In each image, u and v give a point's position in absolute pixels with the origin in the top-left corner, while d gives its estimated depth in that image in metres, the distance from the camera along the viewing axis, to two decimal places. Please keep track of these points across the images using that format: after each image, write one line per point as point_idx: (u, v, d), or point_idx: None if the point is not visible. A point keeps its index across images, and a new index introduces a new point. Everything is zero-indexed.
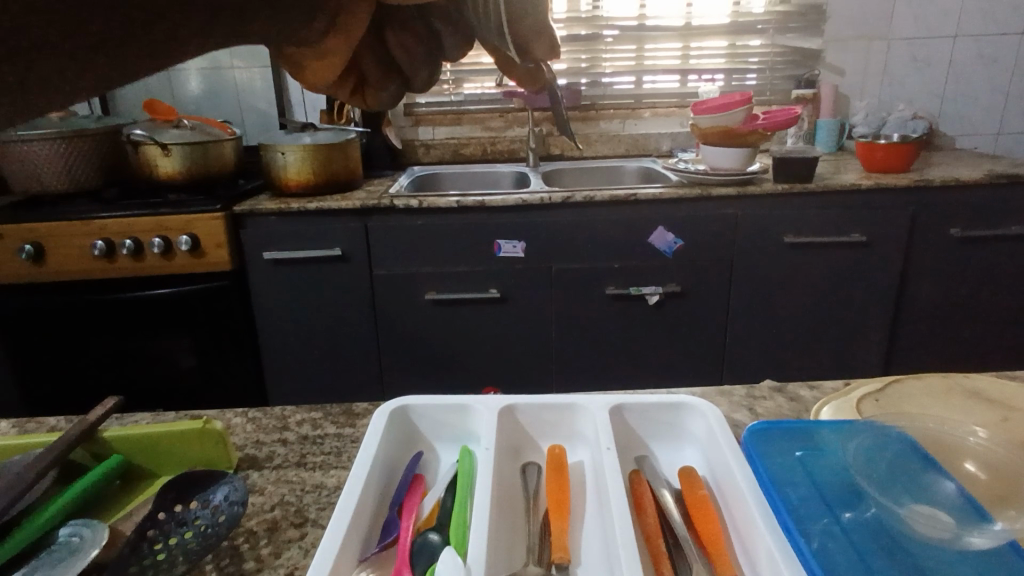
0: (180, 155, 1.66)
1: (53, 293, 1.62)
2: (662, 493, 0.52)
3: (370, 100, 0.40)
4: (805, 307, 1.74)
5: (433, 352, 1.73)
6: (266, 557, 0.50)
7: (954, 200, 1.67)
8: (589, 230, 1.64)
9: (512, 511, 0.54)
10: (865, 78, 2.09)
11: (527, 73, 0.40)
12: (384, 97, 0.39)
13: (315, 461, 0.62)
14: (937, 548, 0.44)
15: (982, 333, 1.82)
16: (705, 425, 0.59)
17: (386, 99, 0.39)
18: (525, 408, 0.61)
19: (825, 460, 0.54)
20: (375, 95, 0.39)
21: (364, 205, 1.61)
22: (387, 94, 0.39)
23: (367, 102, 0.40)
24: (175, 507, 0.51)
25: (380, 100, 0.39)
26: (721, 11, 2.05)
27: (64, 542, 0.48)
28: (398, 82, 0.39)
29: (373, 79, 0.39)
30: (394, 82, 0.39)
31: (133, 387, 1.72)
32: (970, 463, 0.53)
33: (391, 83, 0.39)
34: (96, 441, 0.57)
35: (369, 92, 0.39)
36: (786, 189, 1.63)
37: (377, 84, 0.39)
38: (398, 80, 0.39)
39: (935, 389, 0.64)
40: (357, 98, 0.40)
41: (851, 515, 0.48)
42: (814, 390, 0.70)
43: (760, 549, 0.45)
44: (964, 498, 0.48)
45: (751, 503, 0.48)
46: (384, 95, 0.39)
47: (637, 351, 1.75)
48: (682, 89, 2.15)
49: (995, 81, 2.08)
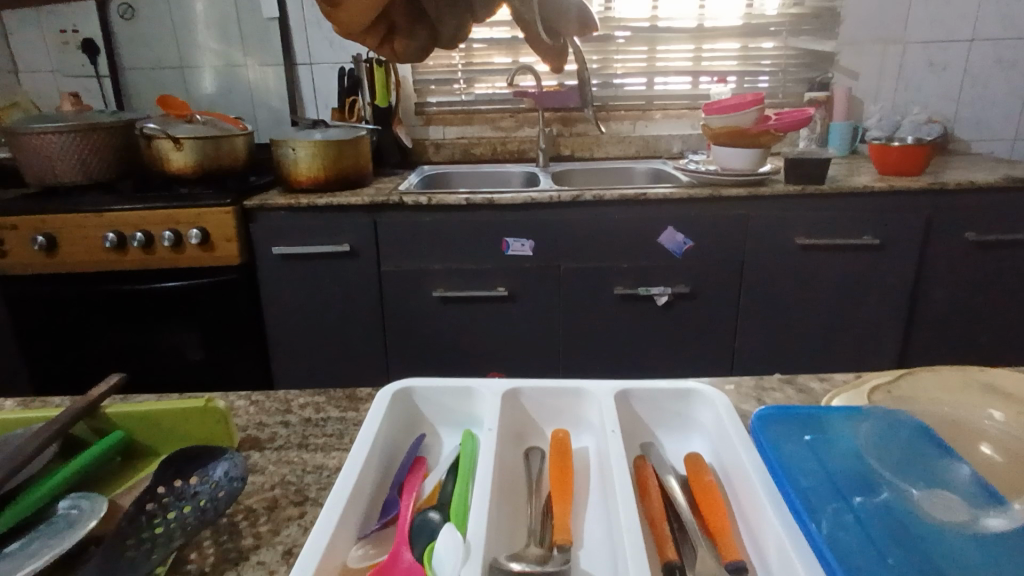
0: (192, 148, 1.67)
1: (65, 285, 1.63)
2: (669, 479, 0.51)
3: (399, 50, 0.42)
4: (816, 309, 1.72)
5: (441, 350, 1.73)
6: (265, 535, 0.49)
7: (970, 204, 1.65)
8: (598, 229, 1.63)
9: (515, 494, 0.53)
10: (879, 81, 2.07)
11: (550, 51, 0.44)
12: (411, 46, 0.42)
13: (317, 442, 0.61)
14: (951, 530, 0.43)
15: (997, 339, 1.79)
16: (713, 413, 0.58)
17: (415, 48, 0.42)
18: (529, 392, 0.60)
19: (834, 444, 0.52)
20: (403, 44, 0.42)
21: (374, 201, 1.61)
22: (416, 45, 0.42)
23: (396, 53, 0.43)
24: (175, 481, 0.51)
25: (407, 49, 0.42)
26: (735, 13, 2.05)
27: (63, 514, 0.47)
28: (425, 33, 0.42)
29: (403, 28, 0.41)
30: (420, 32, 0.42)
31: (143, 377, 1.73)
32: (987, 445, 0.56)
33: (418, 34, 0.42)
34: (97, 417, 0.57)
35: (398, 40, 0.42)
36: (798, 190, 1.62)
37: (405, 32, 0.42)
38: (425, 31, 0.42)
39: (950, 382, 0.63)
40: (386, 49, 0.43)
41: (863, 500, 0.46)
42: (824, 383, 0.69)
43: (767, 532, 0.44)
44: (979, 485, 0.47)
45: (760, 487, 0.47)
46: (412, 44, 0.42)
47: (644, 351, 1.74)
48: (694, 91, 2.14)
49: (1012, 86, 2.05)
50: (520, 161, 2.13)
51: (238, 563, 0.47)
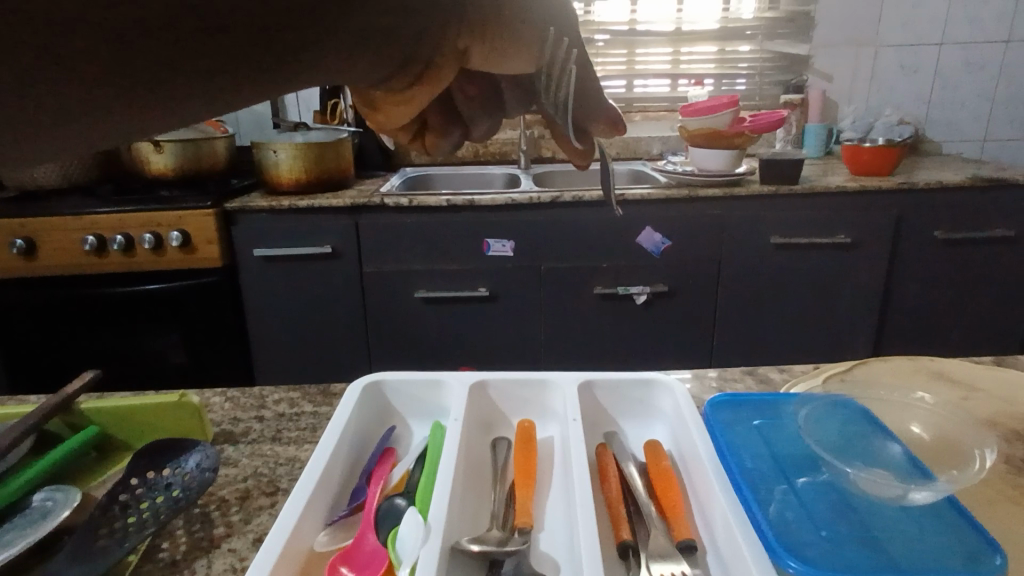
0: (173, 151, 1.68)
1: (45, 289, 1.63)
2: (628, 465, 0.53)
3: (429, 143, 0.50)
4: (791, 307, 1.75)
5: (423, 349, 1.74)
6: (236, 523, 0.51)
7: (940, 203, 1.69)
8: (576, 229, 1.65)
9: (480, 481, 0.55)
10: (852, 83, 2.11)
11: (578, 151, 0.48)
12: (442, 141, 0.50)
13: (291, 436, 0.63)
14: (884, 505, 0.46)
15: (966, 333, 1.84)
16: (672, 400, 0.60)
17: (445, 143, 0.50)
18: (496, 383, 0.62)
19: (781, 428, 0.56)
20: (435, 139, 0.50)
21: (355, 202, 1.62)
22: (446, 140, 0.50)
23: (426, 146, 0.50)
24: (147, 474, 0.52)
25: (438, 143, 0.49)
26: (712, 17, 2.09)
27: (37, 506, 0.49)
28: (457, 132, 0.50)
29: (435, 126, 0.49)
30: (453, 130, 0.50)
31: (124, 380, 1.72)
32: (916, 425, 0.56)
33: (450, 131, 0.50)
34: (72, 413, 0.59)
35: (430, 135, 0.50)
36: (772, 190, 1.65)
37: (437, 130, 0.49)
38: (456, 129, 0.50)
39: (900, 370, 0.66)
40: (418, 141, 0.50)
41: (805, 480, 0.49)
42: (783, 372, 0.71)
43: (714, 510, 0.46)
44: (910, 461, 0.50)
45: (709, 468, 0.49)
46: (443, 140, 0.50)
47: (625, 350, 1.76)
48: (673, 94, 2.18)
49: (981, 88, 2.10)
50: (502, 163, 2.15)
51: (209, 551, 0.48)
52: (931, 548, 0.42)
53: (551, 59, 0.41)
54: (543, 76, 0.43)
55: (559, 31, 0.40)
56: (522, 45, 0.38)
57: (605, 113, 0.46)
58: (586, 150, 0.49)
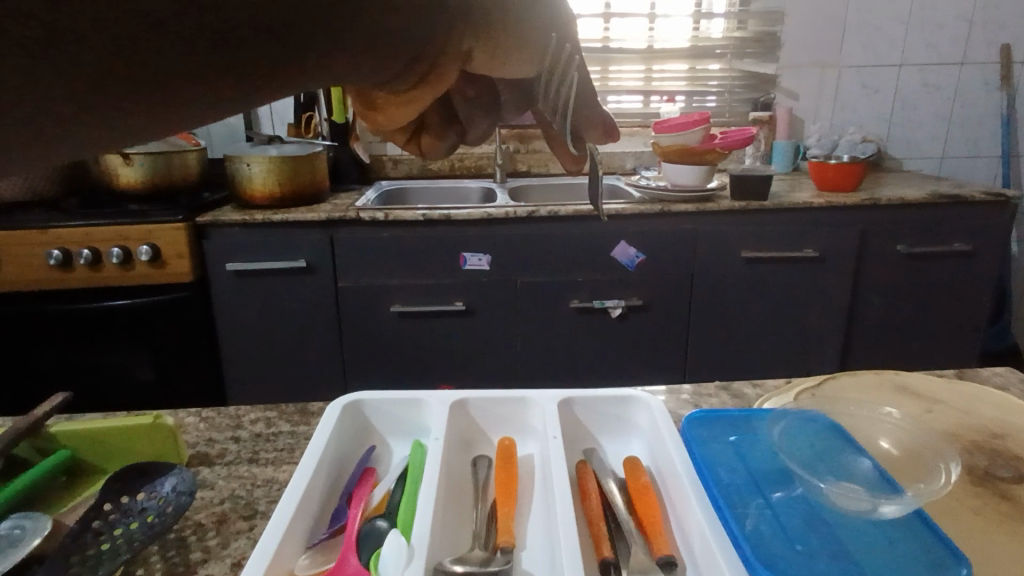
0: (143, 164, 1.65)
1: (6, 304, 1.58)
2: (608, 481, 0.54)
3: (426, 145, 0.48)
4: (763, 319, 1.79)
5: (399, 364, 1.73)
6: (213, 548, 0.50)
7: (902, 219, 1.75)
8: (552, 243, 1.66)
9: (461, 500, 0.55)
10: (817, 101, 2.17)
11: (573, 157, 0.50)
12: (439, 144, 0.48)
13: (268, 457, 0.62)
14: (855, 518, 0.47)
15: (929, 344, 1.90)
16: (651, 417, 0.61)
17: (440, 146, 0.48)
18: (476, 401, 0.63)
19: (755, 443, 0.57)
20: (431, 141, 0.47)
21: (330, 217, 1.61)
22: (442, 142, 0.48)
23: (422, 147, 0.48)
24: (120, 498, 0.51)
25: (435, 146, 0.48)
26: (682, 36, 2.14)
27: (5, 534, 0.48)
28: (454, 134, 0.48)
29: (433, 127, 0.47)
30: (451, 133, 0.48)
31: (89, 399, 1.68)
32: (884, 440, 0.58)
33: (447, 134, 0.48)
34: (40, 436, 0.57)
35: (427, 137, 0.48)
36: (743, 206, 1.69)
37: (435, 131, 0.47)
38: (455, 132, 0.48)
39: (867, 383, 0.68)
40: (414, 142, 0.48)
41: (779, 495, 0.51)
42: (757, 387, 0.72)
43: (692, 525, 0.47)
44: (879, 473, 0.52)
45: (687, 485, 0.50)
46: (439, 143, 0.48)
47: (600, 362, 1.78)
48: (645, 110, 2.23)
49: (937, 108, 2.19)
50: (478, 177, 2.16)
51: None
52: (899, 560, 0.43)
53: (554, 62, 0.40)
54: (544, 80, 0.43)
55: (562, 38, 0.40)
56: (524, 47, 0.37)
57: (601, 119, 0.48)
58: (580, 155, 0.49)
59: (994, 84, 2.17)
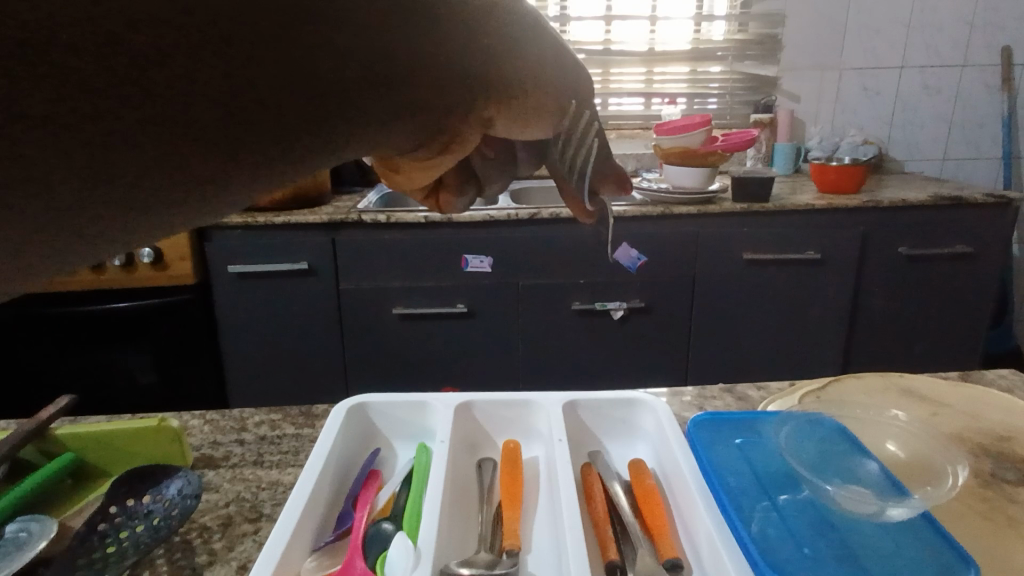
0: None
1: (8, 307, 1.58)
2: (613, 484, 0.54)
3: (443, 201, 0.51)
4: (765, 321, 1.79)
5: (401, 366, 1.73)
6: (218, 551, 0.50)
7: (904, 220, 1.75)
8: (554, 245, 1.66)
9: (467, 503, 0.55)
10: (818, 104, 2.18)
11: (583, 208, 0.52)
12: (455, 200, 0.50)
13: (273, 459, 0.62)
14: (863, 521, 0.47)
15: (931, 346, 1.90)
16: (656, 420, 0.61)
17: (458, 201, 0.50)
18: (481, 405, 0.63)
19: (759, 445, 0.57)
20: (449, 198, 0.50)
21: (331, 219, 1.61)
22: (460, 199, 0.50)
23: (440, 203, 0.51)
24: (126, 501, 0.51)
25: (452, 202, 0.50)
26: (683, 39, 2.14)
27: (11, 537, 0.48)
28: (471, 190, 0.51)
29: (451, 184, 0.50)
30: (468, 189, 0.51)
31: (91, 401, 1.68)
32: (891, 442, 0.58)
33: (465, 191, 0.50)
34: (46, 439, 0.57)
35: (444, 193, 0.50)
36: (744, 208, 1.69)
37: (452, 188, 0.50)
38: (472, 187, 0.51)
39: (872, 386, 0.68)
40: (432, 199, 0.51)
41: (785, 497, 0.51)
42: (761, 390, 0.72)
43: (700, 528, 0.47)
44: (885, 477, 0.52)
45: (694, 488, 0.50)
46: (457, 198, 0.50)
47: (602, 364, 1.78)
48: (647, 112, 2.23)
49: (938, 109, 2.19)
50: None
51: None
52: (908, 564, 0.43)
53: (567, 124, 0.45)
54: (561, 140, 0.47)
55: (578, 103, 0.44)
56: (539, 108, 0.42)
57: (613, 174, 0.51)
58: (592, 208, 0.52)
59: (995, 86, 2.18)
